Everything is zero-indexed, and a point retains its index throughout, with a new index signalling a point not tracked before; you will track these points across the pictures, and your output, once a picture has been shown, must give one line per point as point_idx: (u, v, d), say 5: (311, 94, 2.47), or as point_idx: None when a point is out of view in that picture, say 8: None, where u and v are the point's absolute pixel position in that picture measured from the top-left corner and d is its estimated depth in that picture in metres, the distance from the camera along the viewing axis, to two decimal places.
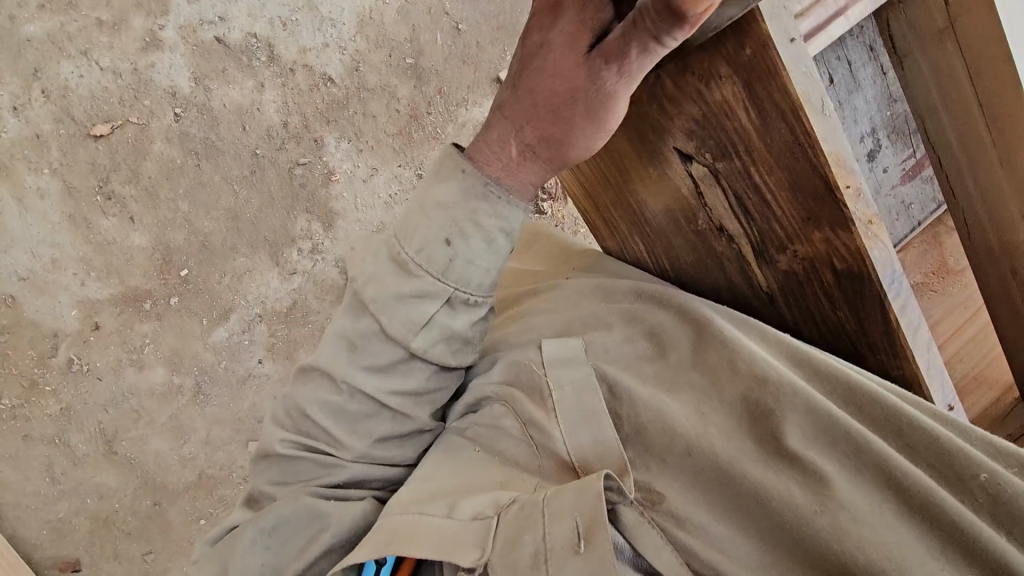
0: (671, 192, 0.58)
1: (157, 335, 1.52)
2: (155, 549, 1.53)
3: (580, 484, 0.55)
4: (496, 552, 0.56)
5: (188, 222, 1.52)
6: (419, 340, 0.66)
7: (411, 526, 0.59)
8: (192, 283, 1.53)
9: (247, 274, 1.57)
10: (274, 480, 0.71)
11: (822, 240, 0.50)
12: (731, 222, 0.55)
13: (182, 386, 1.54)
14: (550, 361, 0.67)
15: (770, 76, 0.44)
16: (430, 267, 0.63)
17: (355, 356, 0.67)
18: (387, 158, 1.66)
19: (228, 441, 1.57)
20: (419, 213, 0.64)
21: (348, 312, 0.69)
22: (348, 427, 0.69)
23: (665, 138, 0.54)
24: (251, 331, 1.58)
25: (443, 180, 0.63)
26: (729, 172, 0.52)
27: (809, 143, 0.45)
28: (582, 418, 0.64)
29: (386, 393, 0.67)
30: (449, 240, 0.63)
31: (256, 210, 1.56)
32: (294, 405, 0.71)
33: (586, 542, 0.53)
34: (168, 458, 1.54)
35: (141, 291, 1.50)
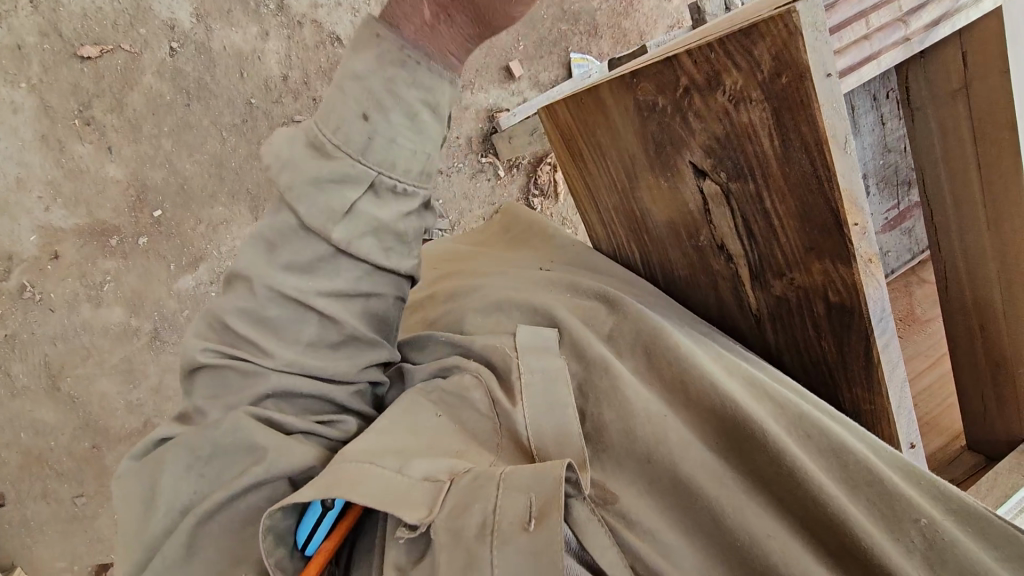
0: (677, 205, 0.61)
1: (120, 273, 1.46)
2: (86, 494, 1.50)
3: (543, 466, 0.56)
4: (441, 518, 0.55)
5: (170, 162, 1.46)
6: (340, 230, 0.63)
7: (359, 470, 0.58)
8: (165, 225, 1.48)
9: (224, 225, 1.52)
10: (205, 391, 0.65)
11: (820, 269, 0.54)
12: (732, 241, 0.60)
13: (139, 330, 1.49)
14: (523, 346, 0.69)
15: (800, 108, 0.46)
16: (351, 150, 0.62)
17: (274, 254, 0.64)
18: None
19: (181, 392, 1.54)
20: (336, 102, 0.62)
21: (267, 212, 0.65)
22: (270, 335, 0.64)
23: (682, 151, 0.56)
24: (220, 283, 1.54)
25: (357, 67, 0.61)
26: (739, 193, 0.55)
27: (827, 178, 0.48)
28: (548, 406, 0.65)
29: (312, 293, 0.64)
30: (367, 116, 0.61)
31: (242, 160, 1.52)
32: (210, 314, 0.66)
33: (535, 521, 0.53)
34: (114, 402, 1.50)
35: (109, 226, 1.44)
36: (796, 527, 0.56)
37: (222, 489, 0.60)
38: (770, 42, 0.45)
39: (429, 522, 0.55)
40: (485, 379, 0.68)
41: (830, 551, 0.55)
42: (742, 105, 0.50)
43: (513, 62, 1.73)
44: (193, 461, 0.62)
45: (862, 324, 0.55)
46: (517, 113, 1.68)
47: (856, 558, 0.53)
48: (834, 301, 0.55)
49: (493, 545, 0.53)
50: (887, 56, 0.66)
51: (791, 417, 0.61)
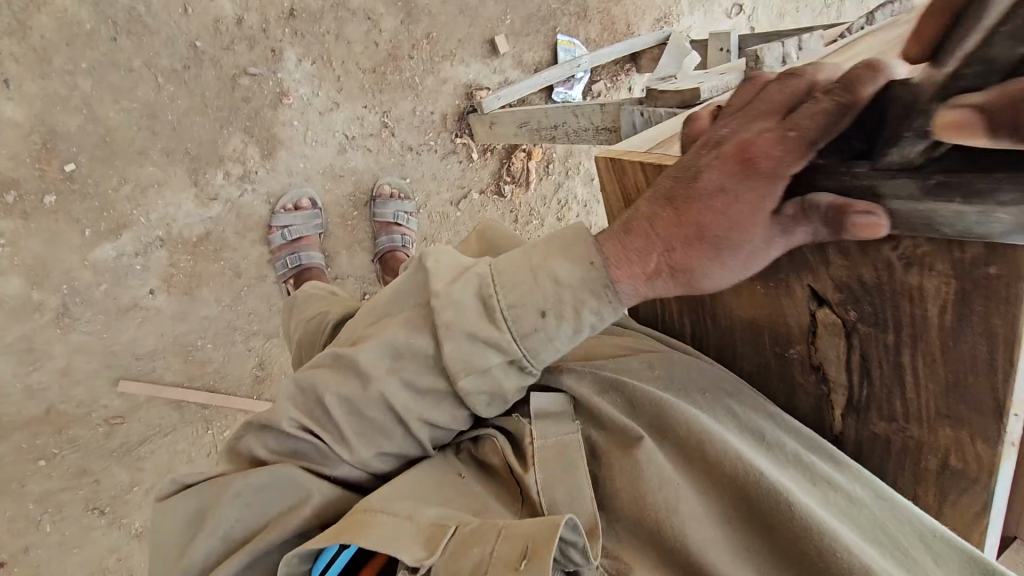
0: (771, 312, 0.63)
1: (18, 237, 1.22)
2: None
3: (538, 516, 0.55)
4: (443, 561, 0.54)
5: (88, 106, 1.22)
6: (468, 381, 0.61)
7: (371, 517, 0.56)
8: (79, 182, 1.24)
9: (154, 187, 1.30)
10: (272, 445, 0.64)
11: (949, 436, 0.57)
12: (833, 370, 0.62)
13: (43, 304, 1.27)
14: (538, 411, 0.67)
15: (995, 297, 0.47)
16: (515, 327, 0.59)
17: (398, 365, 0.62)
18: (353, 94, 1.46)
19: (93, 376, 1.34)
20: (527, 272, 0.60)
21: (412, 323, 0.62)
22: (356, 432, 0.63)
23: (805, 275, 0.57)
24: (147, 256, 1.33)
25: (570, 260, 0.59)
26: (866, 335, 0.57)
27: (997, 368, 0.50)
28: (561, 471, 0.63)
29: (415, 416, 0.62)
30: (546, 314, 0.59)
31: (181, 114, 1.30)
32: (307, 380, 0.64)
33: (528, 561, 0.52)
34: (9, 385, 1.28)
35: (5, 179, 1.19)
36: None
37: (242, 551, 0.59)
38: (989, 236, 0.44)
39: (429, 565, 0.54)
40: (502, 443, 0.67)
41: None
42: (920, 270, 0.50)
43: (498, 37, 1.59)
44: (242, 496, 0.61)
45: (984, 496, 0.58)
46: (500, 97, 1.53)
47: None
48: (955, 463, 0.58)
49: None
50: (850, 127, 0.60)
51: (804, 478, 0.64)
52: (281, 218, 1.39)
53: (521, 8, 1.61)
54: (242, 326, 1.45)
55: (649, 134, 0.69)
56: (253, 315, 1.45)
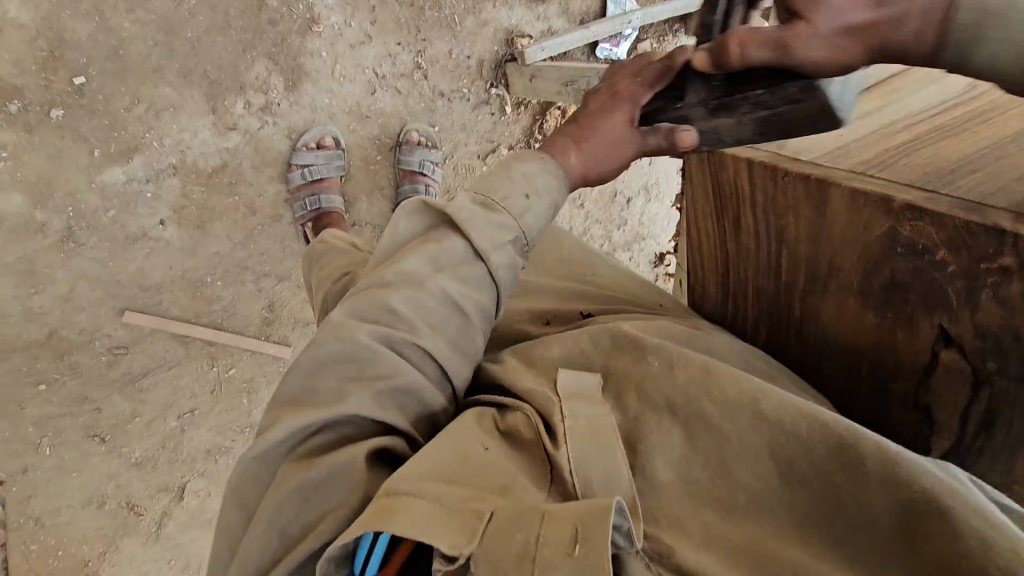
0: (875, 336, 0.58)
1: (20, 151, 1.13)
2: None
3: (588, 501, 0.49)
4: (483, 547, 0.49)
5: (99, 13, 1.11)
6: (497, 255, 0.63)
7: (398, 498, 0.50)
8: (87, 97, 1.15)
9: (169, 111, 1.21)
10: (335, 377, 0.58)
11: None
12: (940, 416, 0.56)
13: (46, 226, 1.19)
14: (564, 390, 0.64)
15: None
16: (510, 208, 0.64)
17: (439, 262, 0.62)
18: (387, 27, 1.35)
19: (97, 304, 1.28)
20: (500, 174, 0.66)
21: (419, 233, 0.64)
22: (428, 324, 0.61)
23: (935, 311, 0.52)
24: (158, 184, 1.25)
25: (526, 159, 0.66)
26: (989, 387, 0.52)
27: None
28: (597, 451, 0.58)
29: (465, 297, 0.62)
30: (529, 195, 0.65)
31: (201, 32, 1.19)
32: (374, 296, 0.60)
33: (581, 546, 0.46)
34: (9, 306, 1.23)
35: (8, 86, 1.09)
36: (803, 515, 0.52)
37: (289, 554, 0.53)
38: None
39: (469, 553, 0.49)
40: (533, 418, 0.62)
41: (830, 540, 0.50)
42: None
43: None
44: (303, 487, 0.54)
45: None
46: (545, 48, 1.45)
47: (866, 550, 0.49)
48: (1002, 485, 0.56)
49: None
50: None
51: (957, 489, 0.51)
52: (302, 156, 1.31)
53: None
54: (254, 266, 1.38)
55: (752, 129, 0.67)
56: (266, 256, 1.39)
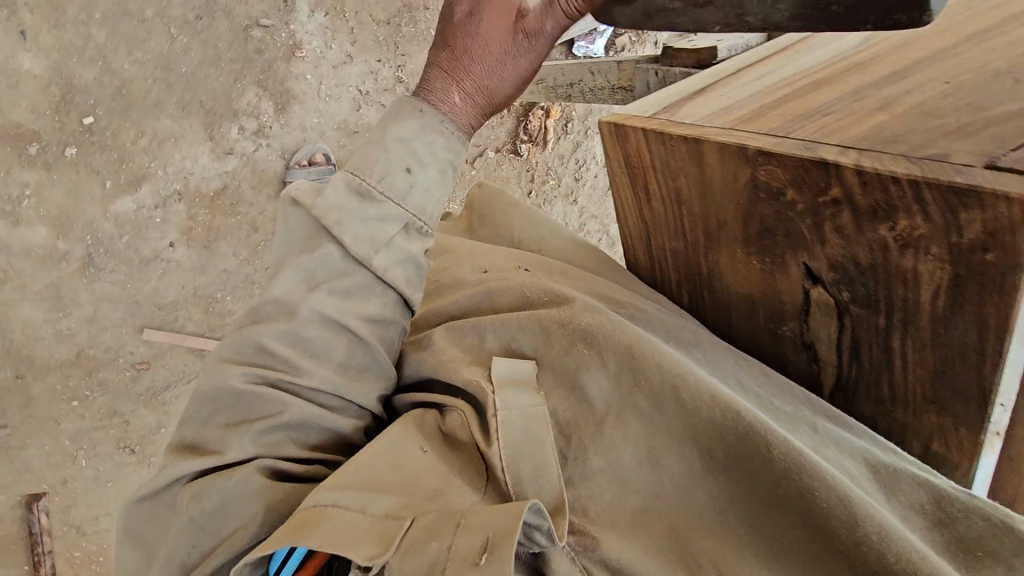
0: (770, 288, 0.54)
1: (42, 188, 1.25)
2: (12, 425, 1.38)
3: (508, 505, 0.48)
4: (395, 559, 0.48)
5: (103, 58, 1.23)
6: (380, 258, 0.60)
7: (316, 510, 0.50)
8: (98, 135, 1.26)
9: (170, 141, 1.32)
10: (219, 421, 0.58)
11: (939, 424, 0.50)
12: (828, 353, 0.54)
13: (69, 254, 1.31)
14: (500, 378, 0.61)
15: (1000, 292, 0.40)
16: (390, 192, 0.60)
17: (315, 274, 0.60)
18: (366, 46, 1.43)
19: (119, 324, 1.39)
20: (375, 147, 0.61)
21: (300, 238, 0.61)
22: (306, 356, 0.59)
23: (800, 252, 0.49)
24: (165, 209, 1.35)
25: (399, 118, 0.62)
26: (861, 317, 0.49)
27: (991, 359, 0.43)
28: (527, 445, 0.56)
29: (349, 316, 0.60)
30: (410, 168, 0.61)
31: (194, 66, 1.29)
32: (243, 335, 0.60)
33: (488, 555, 0.45)
34: (41, 330, 1.34)
35: (28, 131, 1.22)
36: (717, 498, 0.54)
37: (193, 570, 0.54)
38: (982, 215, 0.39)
39: (381, 563, 0.48)
40: (469, 417, 0.60)
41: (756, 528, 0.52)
42: (913, 252, 0.43)
43: None
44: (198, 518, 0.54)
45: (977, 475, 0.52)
46: None
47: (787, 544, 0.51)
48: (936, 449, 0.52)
49: None
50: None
51: (869, 462, 0.53)
52: (296, 173, 1.39)
53: None
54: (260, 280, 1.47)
55: (663, 94, 0.62)
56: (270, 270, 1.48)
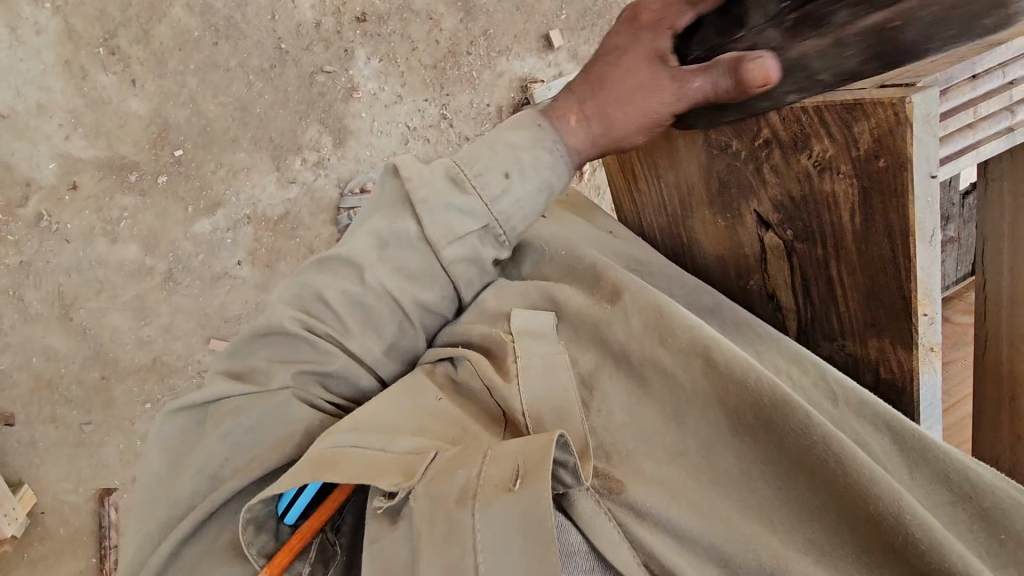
0: (732, 244, 0.68)
1: (136, 211, 1.46)
2: (93, 422, 1.53)
3: (533, 436, 0.56)
4: (423, 484, 0.57)
5: (193, 101, 1.45)
6: (451, 248, 0.71)
7: (337, 454, 0.59)
8: (184, 166, 1.47)
9: (244, 171, 1.50)
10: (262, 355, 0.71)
11: (876, 346, 0.59)
12: (782, 293, 0.66)
13: (153, 269, 1.50)
14: (517, 330, 0.70)
15: (895, 194, 0.50)
16: (481, 190, 0.70)
17: (385, 252, 0.71)
18: (415, 88, 1.59)
19: (189, 333, 1.54)
20: (485, 151, 0.71)
21: (387, 206, 0.73)
22: (354, 315, 0.71)
23: (749, 199, 0.62)
24: (236, 231, 1.53)
25: (518, 129, 0.71)
26: (805, 254, 0.60)
27: (906, 265, 0.52)
28: (544, 387, 0.66)
29: (407, 295, 0.72)
30: (508, 174, 0.69)
31: (267, 107, 1.49)
32: (302, 283, 0.73)
33: (520, 481, 0.53)
34: (124, 336, 1.51)
35: (129, 162, 1.44)
36: (735, 460, 0.60)
37: (183, 506, 0.67)
38: (874, 124, 0.48)
39: (410, 488, 0.57)
40: (477, 362, 0.69)
41: (770, 494, 0.58)
42: (831, 175, 0.53)
43: (553, 31, 1.66)
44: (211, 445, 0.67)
45: (908, 400, 0.61)
46: (552, 87, 1.65)
47: (803, 515, 0.57)
48: (885, 377, 0.61)
49: (476, 508, 0.53)
50: (989, 147, 0.58)
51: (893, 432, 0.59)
52: (348, 201, 1.55)
53: (576, 3, 1.67)
54: None
55: None
56: None
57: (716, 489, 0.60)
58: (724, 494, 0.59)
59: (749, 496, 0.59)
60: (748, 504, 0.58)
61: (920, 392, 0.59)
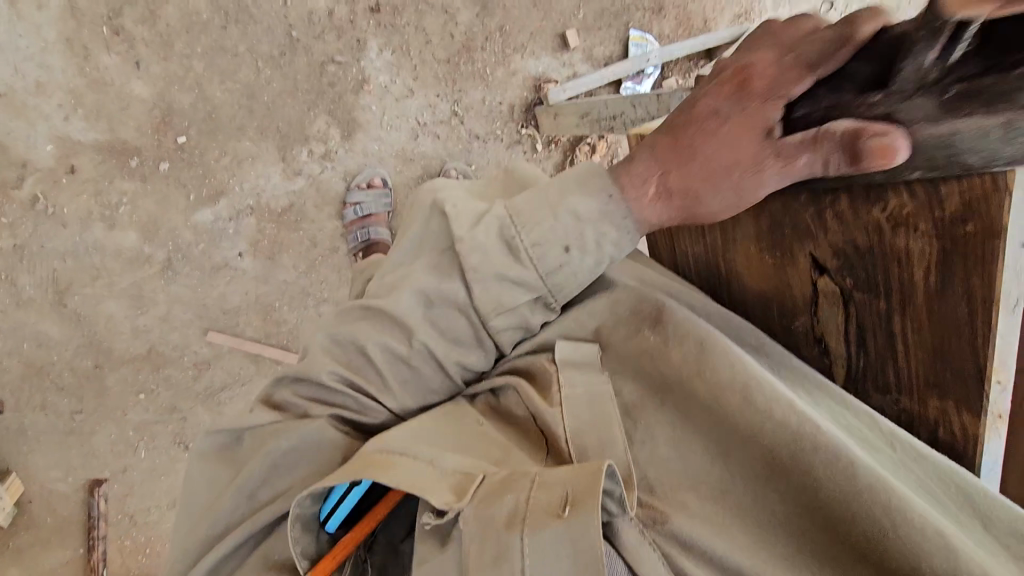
0: (779, 281, 0.68)
1: (136, 196, 1.42)
2: (85, 411, 1.50)
3: (580, 464, 0.57)
4: (471, 506, 0.57)
5: (199, 86, 1.40)
6: (498, 320, 0.69)
7: (389, 458, 0.61)
8: (188, 153, 1.43)
9: (249, 160, 1.46)
10: (308, 395, 0.74)
11: (935, 404, 0.60)
12: (834, 341, 0.66)
13: (152, 257, 1.46)
14: (562, 360, 0.71)
15: (977, 259, 0.50)
16: (538, 263, 0.67)
17: (430, 314, 0.71)
18: (427, 82, 1.56)
19: (187, 324, 1.51)
20: (547, 215, 0.66)
21: (436, 266, 0.71)
22: (395, 378, 0.73)
23: (806, 242, 0.62)
24: (238, 222, 1.49)
25: (581, 193, 0.66)
26: (864, 303, 0.60)
27: (980, 329, 0.52)
28: (591, 417, 0.66)
29: (450, 361, 0.72)
30: (569, 249, 0.66)
31: (275, 95, 1.45)
32: (347, 330, 0.74)
33: (570, 508, 0.54)
34: (120, 325, 1.47)
35: (130, 147, 1.39)
36: (778, 496, 0.61)
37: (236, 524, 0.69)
38: (965, 188, 0.48)
39: (458, 508, 0.57)
40: (524, 388, 0.70)
41: (814, 531, 0.59)
42: (904, 231, 0.53)
43: (569, 31, 1.63)
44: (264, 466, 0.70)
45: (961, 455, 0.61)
46: (565, 90, 1.60)
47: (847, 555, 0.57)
48: (944, 437, 0.61)
49: (525, 533, 0.54)
50: None
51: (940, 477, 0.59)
52: (354, 195, 1.51)
53: (594, 3, 1.64)
54: (314, 292, 1.56)
55: None
56: (324, 283, 1.56)
57: (761, 524, 0.61)
58: (770, 531, 0.60)
59: (794, 532, 0.59)
60: (791, 539, 0.59)
61: (981, 454, 0.59)
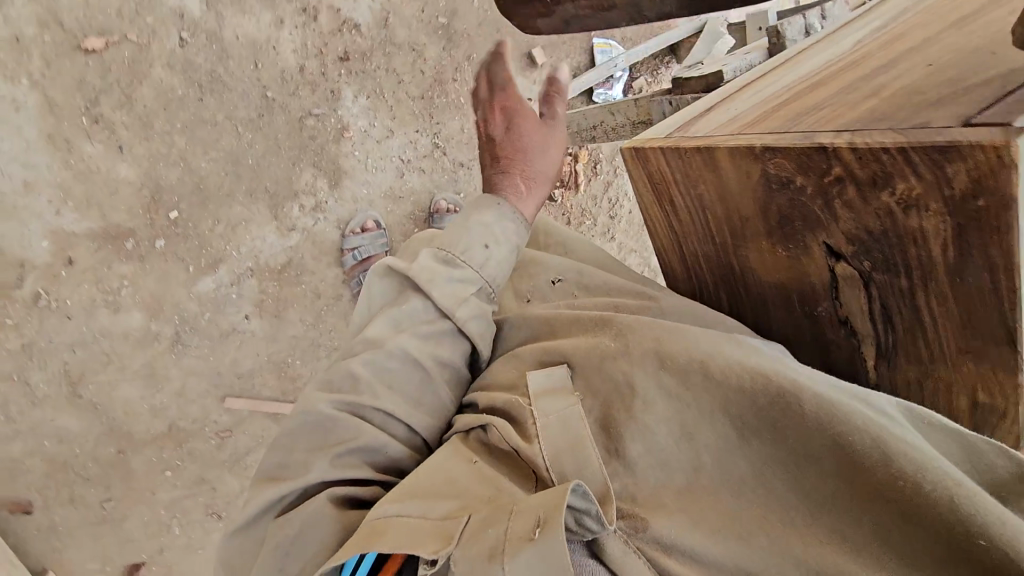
0: (796, 272, 0.68)
1: (137, 277, 1.42)
2: (114, 498, 1.49)
3: (549, 487, 0.54)
4: (458, 549, 0.54)
5: (184, 160, 1.42)
6: (462, 310, 0.77)
7: (382, 523, 0.58)
8: (182, 226, 1.44)
9: (243, 224, 1.48)
10: (302, 449, 0.70)
11: (965, 367, 0.60)
12: (859, 320, 0.66)
13: (160, 334, 1.46)
14: (536, 390, 0.70)
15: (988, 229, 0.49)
16: (471, 261, 0.79)
17: (406, 322, 0.77)
18: (405, 120, 1.58)
19: (204, 395, 1.51)
20: (459, 228, 0.80)
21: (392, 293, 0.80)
22: (387, 385, 0.74)
23: (819, 232, 0.62)
24: (240, 285, 1.49)
25: (482, 209, 0.81)
26: (885, 282, 0.61)
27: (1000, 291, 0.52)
28: (567, 442, 0.63)
29: (428, 355, 0.75)
30: (488, 246, 0.80)
31: (259, 157, 1.47)
32: (337, 367, 0.74)
33: (541, 529, 0.51)
34: (137, 407, 1.47)
35: (124, 230, 1.40)
36: (782, 476, 0.58)
37: None
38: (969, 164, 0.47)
39: (447, 553, 0.54)
40: (502, 425, 0.67)
41: (820, 509, 0.55)
42: (915, 212, 0.53)
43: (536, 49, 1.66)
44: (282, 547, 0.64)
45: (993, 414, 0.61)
46: None
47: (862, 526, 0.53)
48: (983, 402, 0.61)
49: (505, 562, 0.51)
50: None
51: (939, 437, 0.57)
52: (351, 240, 1.53)
53: None
54: (325, 342, 1.59)
55: (670, 120, 0.77)
56: (333, 331, 1.59)
57: (765, 509, 0.57)
58: (778, 514, 0.56)
59: (805, 513, 0.56)
60: (798, 519, 0.55)
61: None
